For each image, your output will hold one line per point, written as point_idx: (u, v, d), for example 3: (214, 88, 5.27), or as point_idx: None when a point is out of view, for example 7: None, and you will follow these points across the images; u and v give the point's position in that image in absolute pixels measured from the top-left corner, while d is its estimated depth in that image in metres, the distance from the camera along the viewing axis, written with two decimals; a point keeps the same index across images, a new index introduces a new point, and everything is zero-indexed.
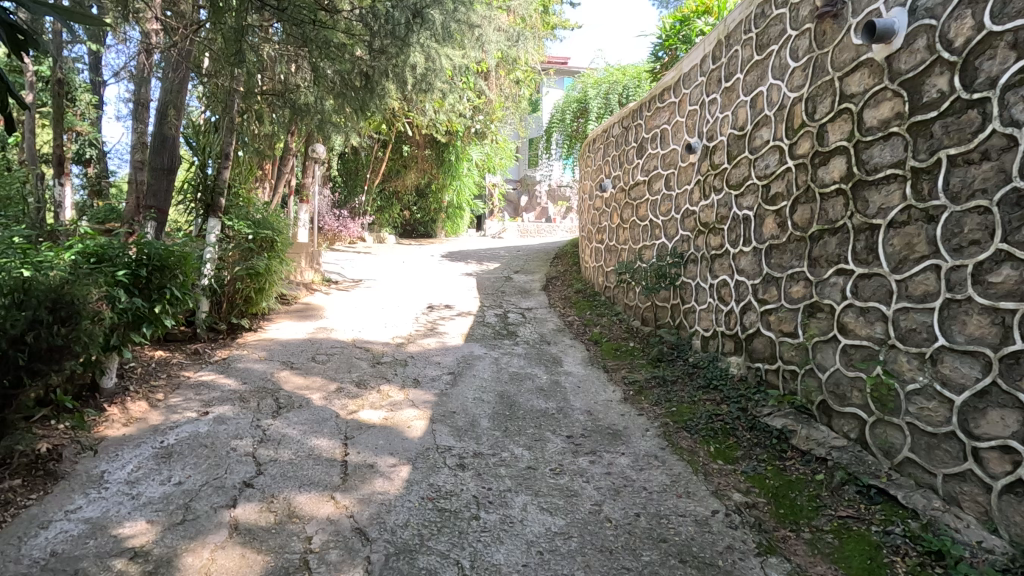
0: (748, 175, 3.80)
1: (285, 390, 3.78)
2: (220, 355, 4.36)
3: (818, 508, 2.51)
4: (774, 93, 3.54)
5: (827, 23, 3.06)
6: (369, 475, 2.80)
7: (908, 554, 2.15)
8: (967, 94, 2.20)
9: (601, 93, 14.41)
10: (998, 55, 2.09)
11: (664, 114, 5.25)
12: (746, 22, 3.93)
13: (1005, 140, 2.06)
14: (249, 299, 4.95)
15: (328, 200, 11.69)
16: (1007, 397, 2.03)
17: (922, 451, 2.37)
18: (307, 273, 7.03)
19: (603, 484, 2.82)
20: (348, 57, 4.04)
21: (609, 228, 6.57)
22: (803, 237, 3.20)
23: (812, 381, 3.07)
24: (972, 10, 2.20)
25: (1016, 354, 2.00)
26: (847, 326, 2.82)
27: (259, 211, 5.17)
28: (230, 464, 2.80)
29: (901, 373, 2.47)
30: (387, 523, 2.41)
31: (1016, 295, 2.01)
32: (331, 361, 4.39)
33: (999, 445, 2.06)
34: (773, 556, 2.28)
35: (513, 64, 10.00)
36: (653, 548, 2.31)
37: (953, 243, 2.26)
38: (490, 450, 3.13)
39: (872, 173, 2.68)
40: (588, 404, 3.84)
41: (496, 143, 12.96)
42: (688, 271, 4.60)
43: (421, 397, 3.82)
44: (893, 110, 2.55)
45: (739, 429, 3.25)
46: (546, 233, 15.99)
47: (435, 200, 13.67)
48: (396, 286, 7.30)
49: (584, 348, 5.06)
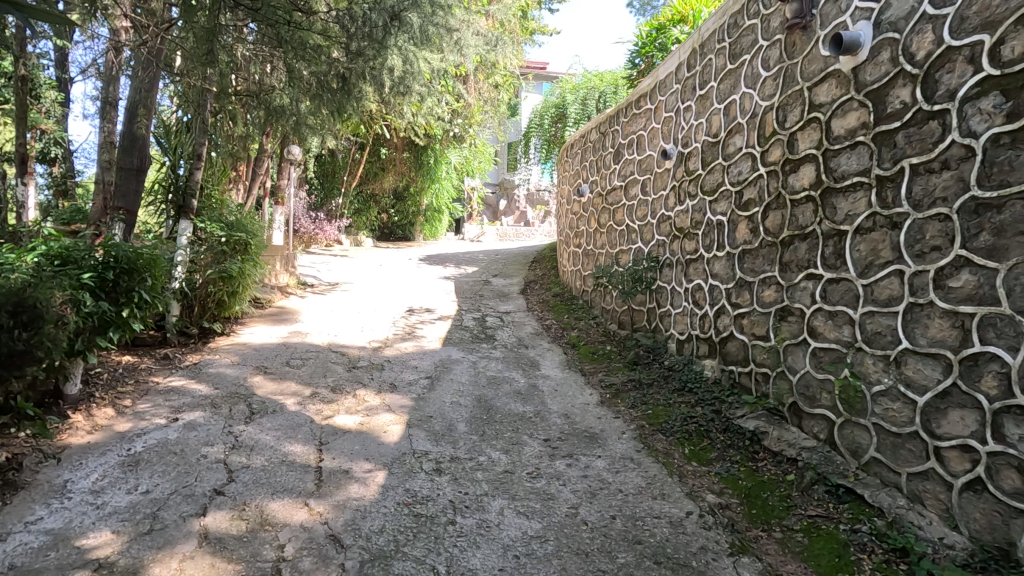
0: (722, 181, 3.87)
1: (258, 395, 3.72)
2: (192, 360, 4.26)
3: (788, 508, 2.56)
4: (747, 101, 3.62)
5: (796, 34, 3.15)
6: (344, 481, 2.77)
7: (874, 551, 2.20)
8: (928, 106, 2.28)
9: (579, 99, 14.54)
10: (956, 68, 2.16)
11: (640, 120, 5.32)
12: (719, 31, 4.01)
13: (963, 150, 2.13)
14: (221, 303, 4.85)
15: (305, 202, 11.56)
16: (966, 398, 2.10)
17: (888, 450, 2.44)
18: (283, 276, 6.93)
19: (580, 487, 2.83)
20: (325, 58, 4.00)
21: (586, 232, 6.62)
22: (774, 242, 3.28)
23: (783, 383, 3.14)
24: (932, 25, 2.27)
25: (974, 356, 2.07)
26: (817, 329, 2.89)
27: (233, 213, 5.10)
28: (201, 471, 2.74)
29: (868, 375, 2.54)
30: (362, 529, 2.38)
31: (974, 299, 2.08)
32: (306, 366, 4.32)
33: (959, 444, 2.12)
34: (745, 555, 2.32)
35: (491, 69, 10.04)
36: (629, 550, 2.33)
37: (915, 248, 2.33)
38: (467, 454, 3.12)
39: (839, 180, 2.76)
40: (566, 408, 3.86)
41: (475, 146, 12.96)
42: (664, 276, 4.67)
43: (398, 402, 3.79)
44: (860, 120, 2.64)
45: (713, 431, 3.30)
46: (525, 236, 16.06)
47: (413, 203, 13.62)
48: (373, 289, 7.25)
49: (562, 352, 5.09)
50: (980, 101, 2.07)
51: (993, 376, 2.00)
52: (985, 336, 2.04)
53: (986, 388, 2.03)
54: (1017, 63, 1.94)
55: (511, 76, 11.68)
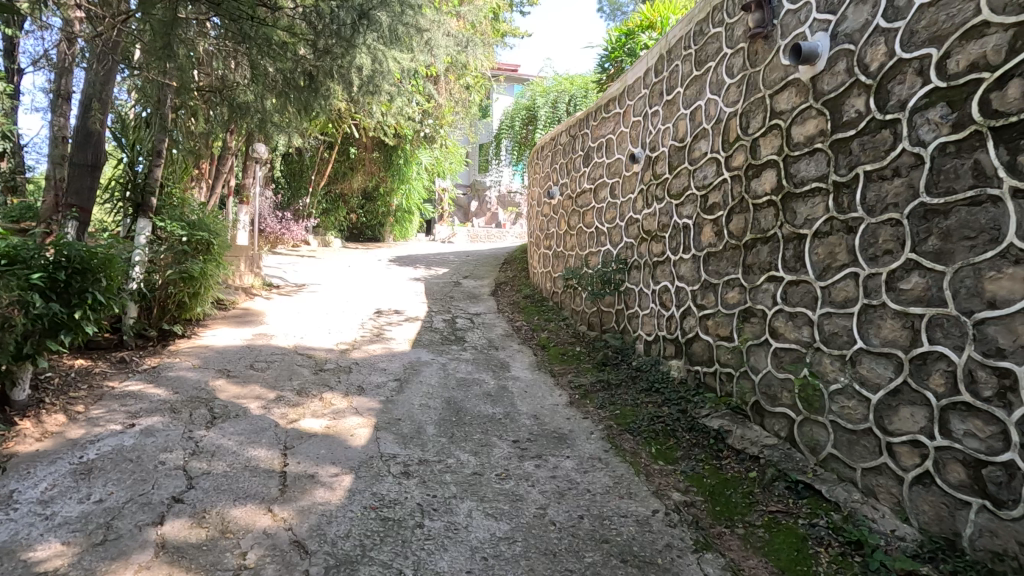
0: (688, 185, 3.95)
1: (220, 399, 3.61)
2: (150, 364, 4.13)
3: (751, 504, 2.63)
4: (712, 108, 3.70)
5: (759, 43, 3.24)
6: (309, 486, 2.71)
7: (831, 544, 2.28)
8: (881, 115, 2.37)
9: (550, 101, 14.63)
10: (907, 80, 2.25)
11: (609, 123, 5.39)
12: (686, 38, 4.10)
13: (913, 158, 2.22)
14: (182, 305, 4.72)
15: (271, 202, 11.31)
16: (916, 395, 2.19)
17: (844, 447, 2.52)
18: (247, 277, 6.77)
19: (548, 488, 2.84)
20: (291, 55, 3.92)
21: (556, 234, 6.66)
22: (738, 246, 3.36)
23: (746, 382, 3.22)
24: (885, 38, 2.37)
25: (923, 355, 2.16)
26: (778, 330, 2.98)
27: (195, 212, 4.95)
28: (159, 478, 2.65)
29: (826, 374, 2.63)
30: (327, 535, 2.34)
31: (923, 301, 2.16)
32: (271, 368, 4.23)
33: (909, 439, 2.21)
34: (709, 552, 2.37)
35: (462, 70, 10.01)
36: (596, 549, 2.35)
37: (870, 252, 2.42)
38: (435, 456, 3.11)
39: (799, 185, 2.85)
40: (535, 409, 3.87)
41: (446, 147, 12.90)
42: (632, 278, 4.74)
43: (366, 404, 3.74)
44: (818, 128, 2.73)
45: (679, 430, 3.36)
46: (497, 237, 16.07)
47: (383, 203, 13.47)
48: (341, 291, 7.13)
49: (532, 353, 5.11)
50: (928, 112, 2.15)
51: (941, 374, 2.09)
52: (933, 336, 2.12)
53: (934, 386, 2.12)
54: (961, 76, 2.02)
55: (482, 78, 11.69)
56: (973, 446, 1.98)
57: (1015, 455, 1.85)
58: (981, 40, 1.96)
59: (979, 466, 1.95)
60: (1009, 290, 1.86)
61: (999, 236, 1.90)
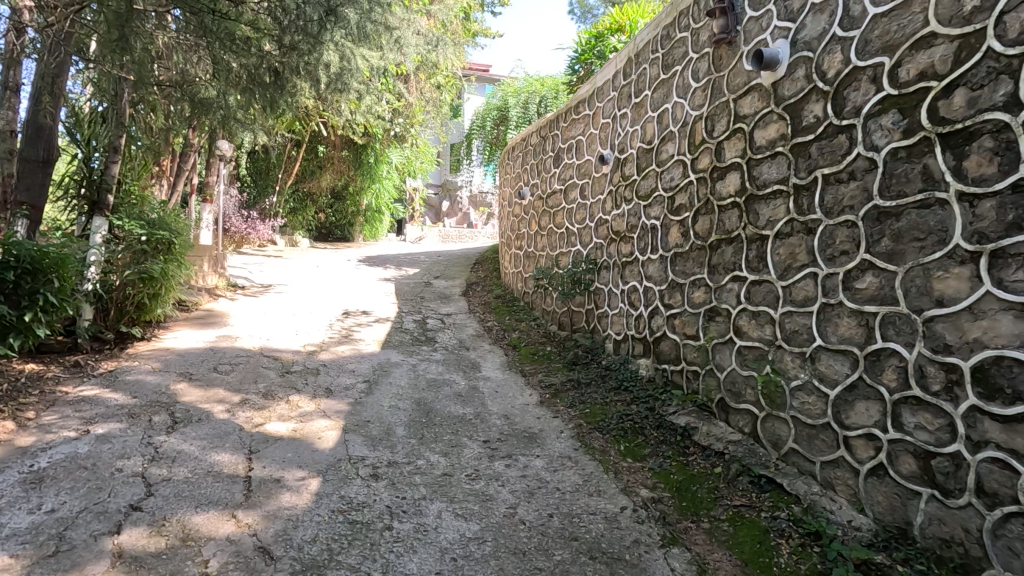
0: (655, 187, 4.02)
1: (182, 403, 3.51)
2: (107, 367, 3.98)
3: (716, 499, 2.69)
4: (679, 111, 3.77)
5: (723, 48, 3.32)
6: (275, 490, 2.66)
7: (791, 536, 2.35)
8: (837, 121, 2.46)
9: (520, 102, 14.70)
10: (861, 87, 2.34)
11: (579, 125, 5.43)
12: (653, 42, 4.17)
13: (867, 162, 2.31)
14: (141, 306, 4.57)
15: (235, 200, 11.05)
16: (871, 390, 2.27)
17: (805, 441, 2.61)
18: (211, 277, 6.59)
19: (518, 487, 2.85)
20: (254, 51, 3.84)
21: (527, 235, 6.69)
22: (703, 246, 3.43)
23: (712, 380, 3.29)
24: (841, 46, 2.45)
25: (877, 352, 2.25)
26: (742, 328, 3.06)
27: (155, 211, 4.79)
28: (115, 486, 2.55)
29: (787, 371, 2.72)
30: (293, 540, 2.30)
31: (877, 299, 2.25)
32: (235, 371, 4.12)
33: (865, 433, 2.30)
34: (675, 546, 2.41)
35: (433, 69, 9.97)
36: (565, 547, 2.37)
37: (827, 252, 2.51)
38: (405, 458, 3.08)
39: (762, 187, 2.93)
40: (505, 408, 3.88)
41: (417, 146, 12.81)
42: (602, 278, 4.80)
43: (334, 407, 3.68)
44: (779, 132, 2.82)
45: (647, 428, 3.42)
46: (468, 238, 16.01)
47: (352, 203, 13.28)
48: (309, 292, 7.00)
49: (503, 353, 5.11)
50: (881, 118, 2.24)
51: (893, 370, 2.18)
52: (886, 333, 2.21)
53: (887, 380, 2.20)
54: (912, 83, 2.11)
55: (453, 77, 11.65)
56: (923, 438, 2.06)
57: (961, 446, 1.93)
58: (930, 50, 2.04)
59: (929, 458, 2.04)
60: (955, 289, 1.95)
61: (946, 237, 1.99)
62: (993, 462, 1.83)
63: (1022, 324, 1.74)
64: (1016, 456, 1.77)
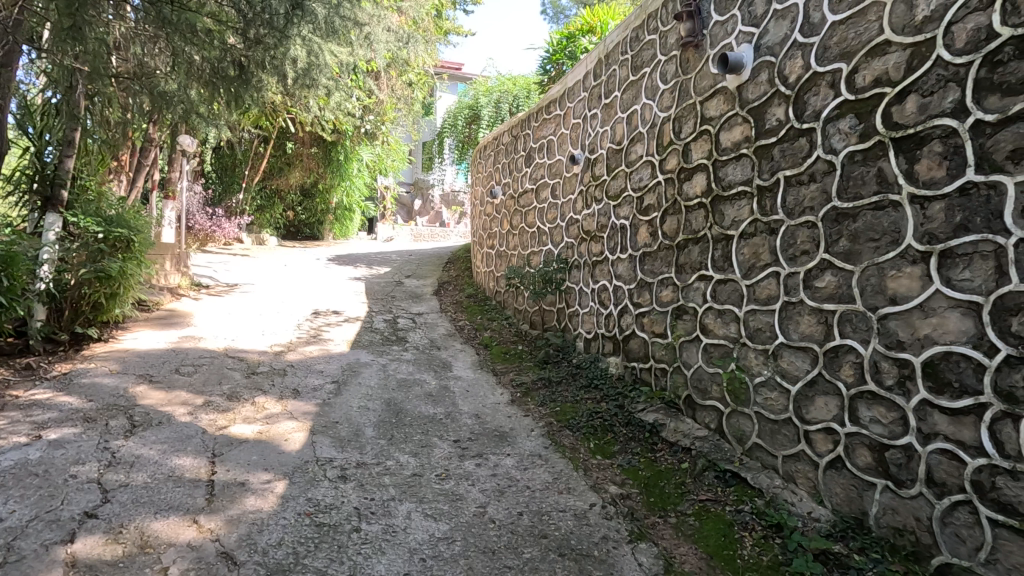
0: (624, 187, 4.07)
1: (142, 406, 3.40)
2: (60, 370, 3.82)
3: (683, 494, 2.74)
4: (647, 112, 3.82)
5: (690, 52, 3.38)
6: (239, 494, 2.60)
7: (754, 528, 2.40)
8: (798, 124, 2.53)
9: (492, 101, 14.69)
10: (821, 92, 2.41)
11: (551, 125, 5.46)
12: (622, 44, 4.21)
13: (826, 165, 2.38)
14: (98, 306, 4.42)
15: (200, 197, 10.78)
16: (830, 385, 2.35)
17: (768, 436, 2.68)
18: (173, 277, 6.39)
19: (488, 486, 2.85)
20: (218, 44, 3.77)
21: (499, 234, 6.69)
22: (671, 246, 3.49)
23: (679, 377, 3.36)
24: (802, 52, 2.52)
25: (836, 348, 2.32)
26: (708, 326, 3.12)
27: (113, 207, 4.63)
28: (69, 493, 2.46)
29: (751, 368, 2.79)
30: (258, 544, 2.25)
31: (836, 298, 2.33)
32: (198, 373, 4.01)
33: (824, 427, 2.38)
34: (643, 541, 2.45)
35: (404, 66, 9.88)
36: (534, 545, 2.38)
37: (789, 252, 2.58)
38: (374, 459, 3.05)
39: (727, 189, 3.00)
40: (476, 408, 3.87)
41: (388, 144, 12.67)
42: (573, 277, 4.84)
43: (302, 408, 3.62)
44: (743, 134, 2.88)
45: (617, 425, 3.47)
46: (441, 237, 15.91)
47: (322, 201, 13.08)
48: (276, 291, 6.85)
49: (474, 352, 5.11)
50: (839, 122, 2.31)
51: (850, 366, 2.25)
52: (843, 330, 2.28)
53: (845, 376, 2.28)
54: (867, 89, 2.18)
55: (424, 75, 11.57)
56: (878, 431, 2.14)
57: (912, 439, 2.01)
58: (884, 57, 2.12)
59: (883, 450, 2.12)
60: (907, 288, 2.02)
61: (899, 238, 2.06)
62: (942, 453, 1.91)
63: (969, 321, 1.83)
64: (963, 447, 1.85)
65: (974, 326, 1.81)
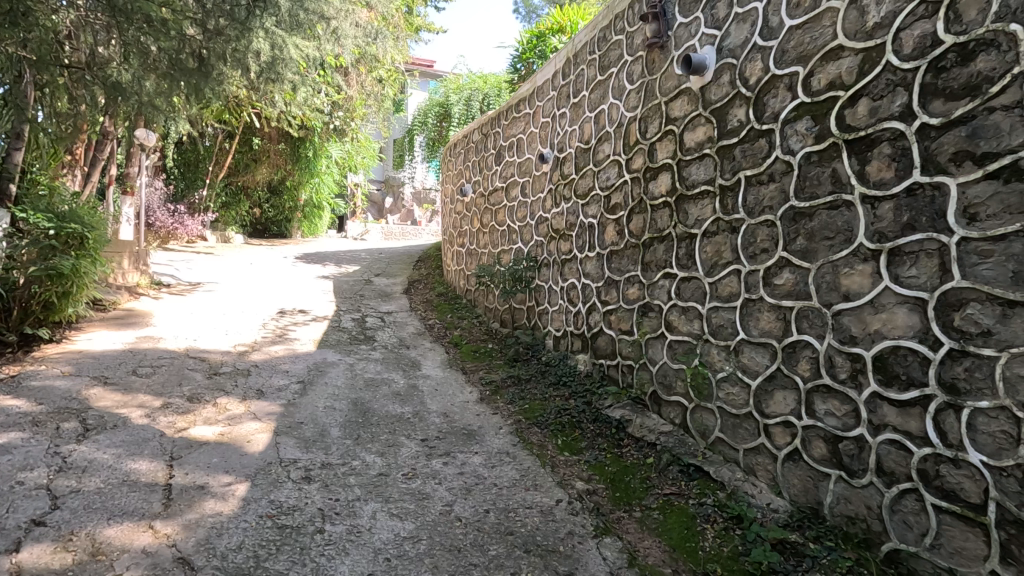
0: (592, 186, 4.10)
1: (95, 409, 3.28)
2: (8, 373, 3.66)
3: (647, 488, 2.79)
4: (614, 112, 3.86)
5: (656, 53, 3.43)
6: (197, 497, 2.53)
7: (716, 520, 2.46)
8: (758, 125, 2.59)
9: (463, 99, 14.63)
10: (779, 94, 2.47)
11: (520, 123, 5.47)
12: (591, 44, 4.24)
13: (784, 165, 2.44)
14: (50, 305, 4.25)
15: (161, 193, 10.45)
16: (788, 380, 2.42)
17: (729, 430, 2.75)
18: (131, 275, 6.17)
19: (455, 484, 2.85)
20: (175, 34, 3.66)
21: (469, 232, 6.68)
22: (637, 244, 3.54)
23: (644, 374, 3.41)
24: (761, 55, 2.59)
25: (793, 344, 2.39)
26: (673, 323, 3.17)
27: (66, 203, 4.47)
28: (15, 501, 2.35)
29: (713, 364, 2.85)
30: (216, 548, 2.20)
31: (793, 295, 2.39)
32: (157, 374, 3.89)
33: (782, 421, 2.45)
34: (608, 536, 2.48)
35: (374, 61, 9.75)
36: (500, 542, 2.39)
37: (750, 250, 2.64)
38: (340, 459, 3.01)
39: (690, 188, 3.05)
40: (444, 406, 3.86)
41: (358, 141, 12.51)
42: (542, 275, 4.86)
43: (266, 408, 3.55)
44: (706, 134, 2.95)
45: (584, 422, 3.50)
46: (412, 236, 15.75)
47: (290, 198, 12.83)
48: (241, 290, 6.69)
49: (443, 351, 5.08)
50: (796, 124, 2.38)
51: (807, 360, 2.32)
52: (800, 326, 2.35)
53: (801, 371, 2.35)
54: (822, 92, 2.25)
55: (394, 71, 11.46)
56: (832, 423, 2.21)
57: (864, 430, 2.09)
58: (838, 62, 2.18)
59: (837, 442, 2.19)
60: (859, 285, 2.10)
61: (851, 237, 2.13)
62: (891, 444, 1.99)
63: (915, 317, 1.90)
64: (909, 437, 1.92)
65: (919, 321, 1.89)
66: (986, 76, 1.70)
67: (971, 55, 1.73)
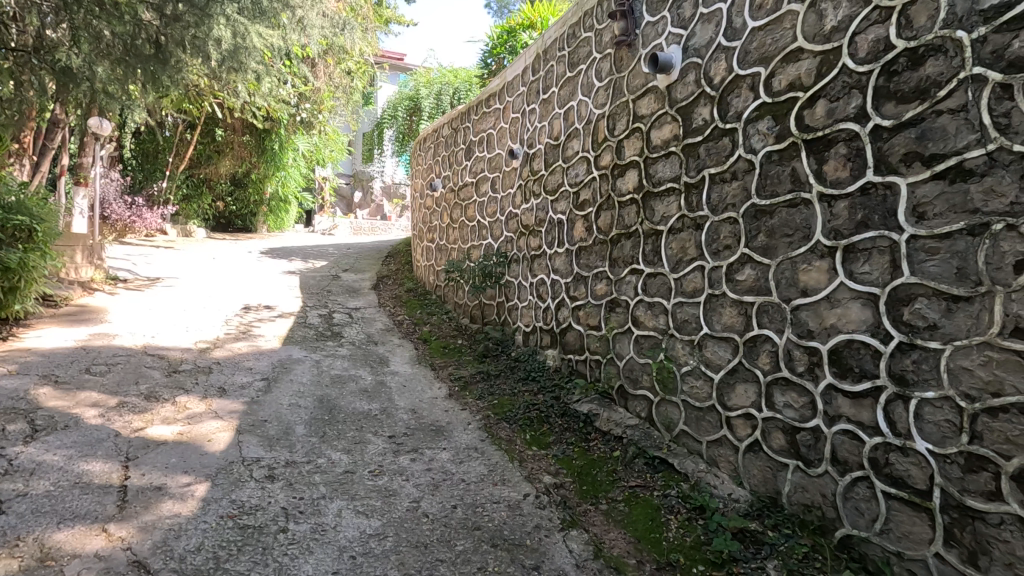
0: (562, 182, 4.12)
1: (44, 409, 3.14)
2: None
3: (614, 481, 2.83)
4: (583, 109, 3.88)
5: (623, 51, 3.47)
6: (154, 499, 2.45)
7: (680, 511, 2.51)
8: (722, 124, 2.64)
9: (434, 93, 14.51)
10: (742, 94, 2.53)
11: (490, 119, 5.45)
12: (560, 40, 4.25)
13: (747, 164, 2.50)
14: None
15: (116, 184, 10.04)
16: (749, 373, 2.48)
17: (693, 422, 2.81)
18: (85, 270, 5.90)
19: (422, 481, 2.83)
20: (129, 18, 3.55)
21: (439, 228, 6.64)
22: (605, 241, 3.57)
23: (612, 368, 3.45)
24: (725, 55, 2.64)
25: (754, 338, 2.45)
26: (639, 318, 3.22)
27: (12, 192, 4.25)
28: None
29: (678, 358, 2.91)
30: (173, 551, 2.13)
31: (755, 290, 2.45)
32: (112, 372, 3.74)
33: (743, 413, 2.51)
34: (574, 529, 2.50)
35: (342, 53, 9.57)
36: (468, 537, 2.39)
37: (713, 247, 2.70)
38: (304, 457, 2.96)
39: (657, 185, 3.10)
40: (413, 403, 3.83)
41: (326, 135, 12.27)
42: (512, 271, 4.87)
43: (227, 406, 3.46)
44: (672, 132, 2.99)
45: (552, 416, 3.53)
46: (381, 230, 15.55)
47: (255, 191, 12.52)
48: (203, 286, 6.49)
49: (412, 347, 5.04)
50: (758, 123, 2.44)
51: (767, 354, 2.39)
52: (761, 321, 2.42)
53: (762, 364, 2.42)
54: (783, 93, 2.30)
55: (363, 63, 11.27)
56: (790, 415, 2.28)
57: (820, 421, 2.16)
58: (797, 64, 2.24)
59: (795, 433, 2.26)
60: (816, 280, 2.16)
61: (809, 234, 2.20)
62: (845, 434, 2.06)
63: (868, 311, 1.97)
64: (862, 427, 2.00)
65: (872, 316, 1.96)
66: (934, 80, 1.77)
67: (921, 60, 1.80)
